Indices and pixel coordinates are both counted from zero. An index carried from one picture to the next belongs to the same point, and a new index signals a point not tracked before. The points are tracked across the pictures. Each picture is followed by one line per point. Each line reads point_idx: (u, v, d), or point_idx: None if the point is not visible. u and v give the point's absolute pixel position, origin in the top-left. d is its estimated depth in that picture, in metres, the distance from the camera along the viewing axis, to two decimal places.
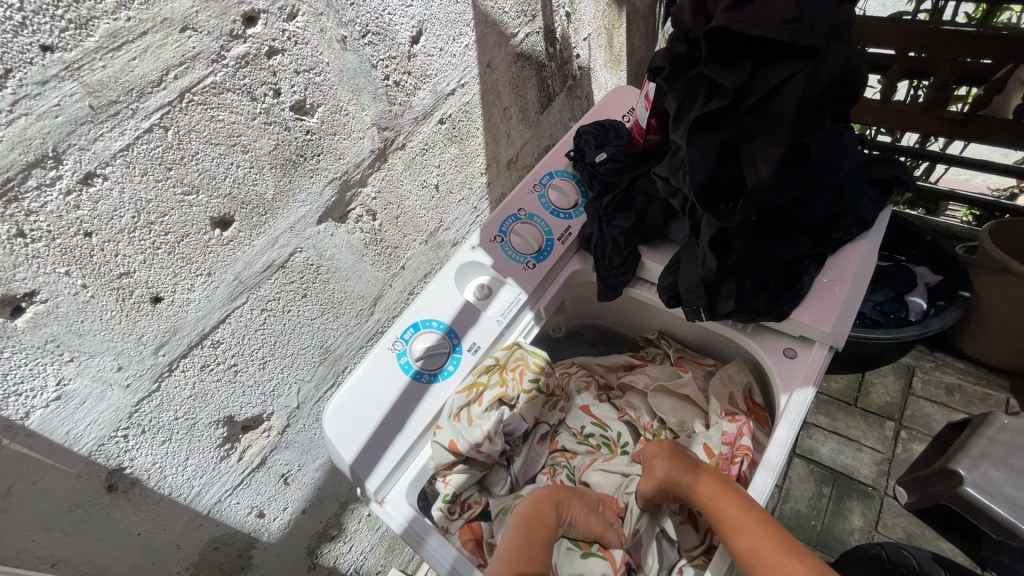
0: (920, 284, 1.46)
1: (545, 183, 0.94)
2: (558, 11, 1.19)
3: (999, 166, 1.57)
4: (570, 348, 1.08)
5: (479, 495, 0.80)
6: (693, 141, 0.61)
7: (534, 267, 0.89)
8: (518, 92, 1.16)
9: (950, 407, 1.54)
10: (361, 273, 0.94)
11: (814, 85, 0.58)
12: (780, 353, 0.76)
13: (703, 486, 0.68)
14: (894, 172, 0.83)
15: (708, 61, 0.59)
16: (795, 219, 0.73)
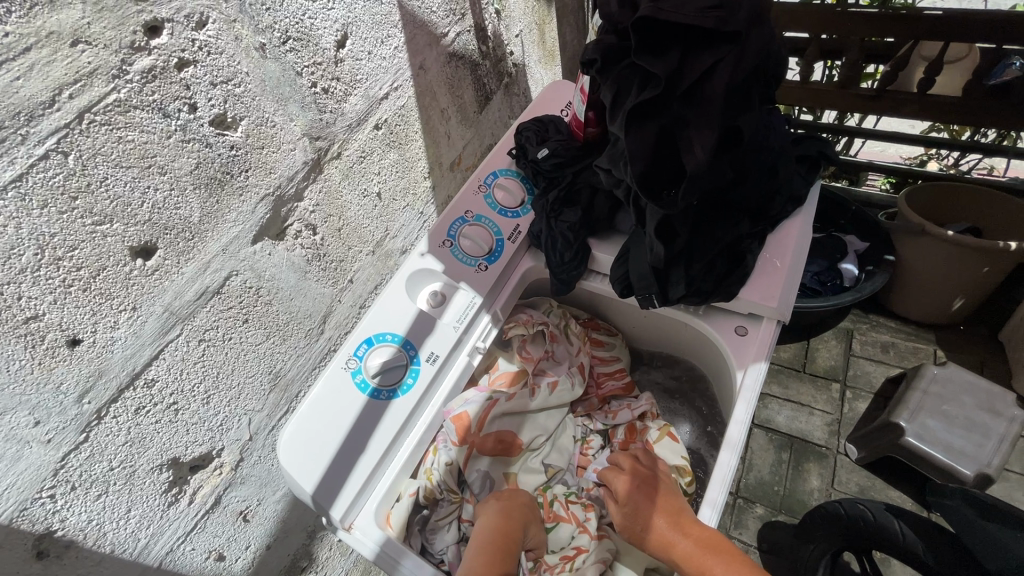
0: (852, 253, 1.62)
1: (489, 184, 0.93)
2: (487, 8, 1.18)
3: (908, 137, 1.70)
4: None
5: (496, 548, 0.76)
6: (631, 132, 0.60)
7: (486, 269, 0.87)
8: (454, 92, 1.14)
9: (889, 363, 1.66)
10: (306, 292, 0.90)
11: (741, 68, 0.59)
12: (731, 331, 0.78)
13: (658, 523, 0.69)
14: (821, 149, 0.86)
15: (639, 50, 0.59)
16: (734, 201, 0.75)
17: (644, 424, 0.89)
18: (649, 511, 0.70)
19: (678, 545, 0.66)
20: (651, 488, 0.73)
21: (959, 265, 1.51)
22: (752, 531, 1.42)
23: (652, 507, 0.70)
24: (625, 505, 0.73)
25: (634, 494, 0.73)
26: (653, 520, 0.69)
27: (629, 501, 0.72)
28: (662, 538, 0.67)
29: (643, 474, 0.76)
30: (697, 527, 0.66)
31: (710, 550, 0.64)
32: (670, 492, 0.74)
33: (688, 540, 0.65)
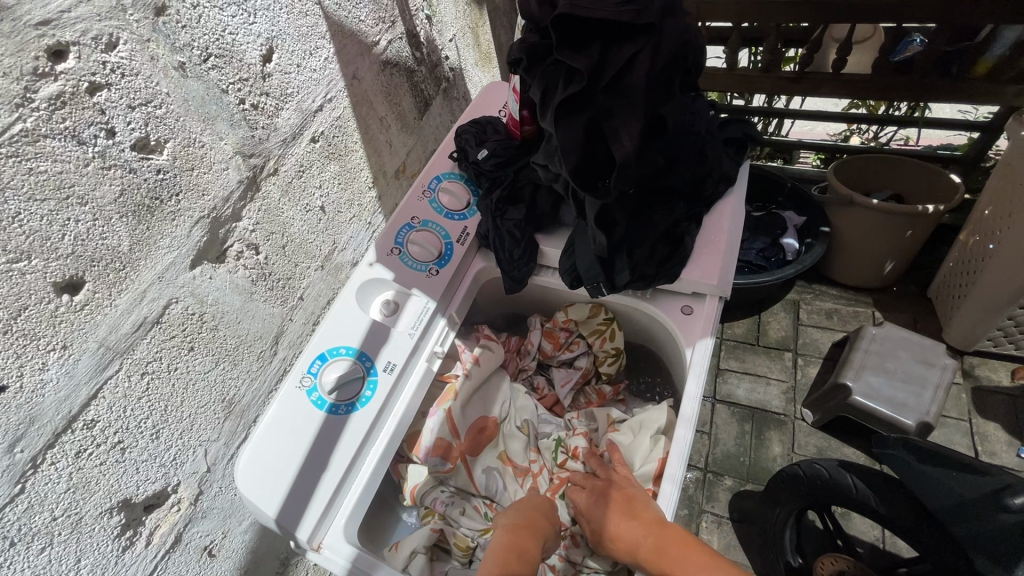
0: (791, 228, 1.76)
1: (433, 188, 0.93)
2: (417, 15, 1.18)
3: (831, 115, 1.81)
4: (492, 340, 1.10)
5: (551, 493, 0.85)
6: (561, 126, 0.62)
7: (438, 273, 0.87)
8: (391, 100, 1.13)
9: (833, 329, 1.76)
10: (253, 313, 0.87)
11: (659, 58, 0.62)
12: (678, 311, 0.81)
13: (615, 528, 0.69)
14: (747, 131, 0.90)
15: (561, 46, 0.61)
16: (668, 186, 0.78)
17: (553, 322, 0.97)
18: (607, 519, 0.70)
19: (642, 547, 0.66)
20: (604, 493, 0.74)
21: (887, 231, 1.63)
22: (723, 502, 1.47)
23: (607, 515, 0.71)
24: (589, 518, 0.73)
25: (592, 507, 0.74)
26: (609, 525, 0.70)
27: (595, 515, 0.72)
28: (626, 543, 0.67)
29: (602, 484, 0.76)
30: (649, 521, 0.67)
31: (667, 544, 0.64)
32: (622, 485, 0.74)
33: (646, 539, 0.66)
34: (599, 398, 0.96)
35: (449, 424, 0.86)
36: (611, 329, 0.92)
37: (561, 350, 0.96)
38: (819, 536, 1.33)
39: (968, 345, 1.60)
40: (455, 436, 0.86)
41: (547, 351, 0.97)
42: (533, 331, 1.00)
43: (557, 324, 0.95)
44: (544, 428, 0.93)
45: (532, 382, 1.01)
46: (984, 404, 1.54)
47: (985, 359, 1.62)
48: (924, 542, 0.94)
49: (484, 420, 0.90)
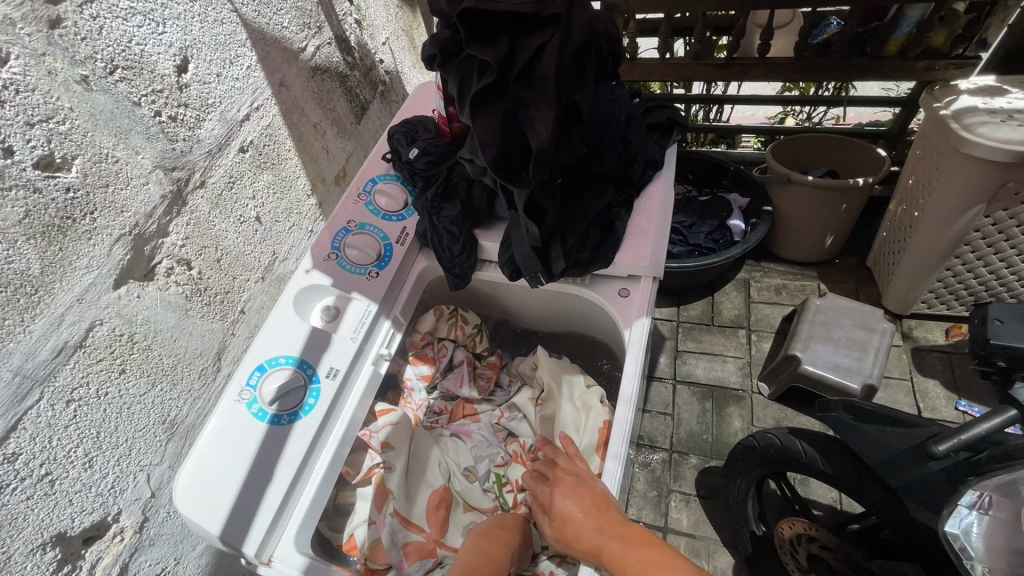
0: (736, 209, 1.84)
1: (369, 191, 0.93)
2: (345, 19, 1.17)
3: (764, 99, 1.88)
4: None
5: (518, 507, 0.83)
6: (477, 119, 0.63)
7: (378, 275, 0.87)
8: (325, 106, 1.12)
9: (782, 303, 1.83)
10: (191, 330, 0.85)
11: (567, 47, 0.63)
12: (615, 295, 0.84)
13: (579, 526, 0.68)
14: (671, 116, 0.93)
15: (471, 41, 0.62)
16: (596, 172, 0.80)
17: (415, 349, 1.00)
18: (572, 516, 0.69)
19: (607, 547, 0.66)
20: (570, 487, 0.72)
21: (823, 206, 1.72)
22: (690, 480, 1.51)
23: (573, 511, 0.69)
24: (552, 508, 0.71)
25: (557, 500, 0.71)
26: (573, 522, 0.68)
27: (560, 508, 0.70)
28: (591, 543, 0.66)
29: (567, 478, 0.73)
30: (614, 523, 0.67)
31: (635, 548, 0.65)
32: (584, 478, 0.73)
33: (613, 541, 0.66)
34: (491, 371, 1.03)
35: (404, 525, 0.79)
36: (459, 315, 1.03)
37: (437, 358, 1.00)
38: (780, 503, 1.39)
39: (904, 309, 1.69)
40: (416, 533, 0.79)
41: (430, 368, 0.99)
42: (401, 369, 0.99)
43: (417, 346, 1.00)
44: (480, 467, 0.88)
45: (435, 409, 0.99)
46: (923, 363, 1.62)
47: (921, 321, 1.71)
48: (867, 496, 0.99)
49: (433, 496, 0.83)
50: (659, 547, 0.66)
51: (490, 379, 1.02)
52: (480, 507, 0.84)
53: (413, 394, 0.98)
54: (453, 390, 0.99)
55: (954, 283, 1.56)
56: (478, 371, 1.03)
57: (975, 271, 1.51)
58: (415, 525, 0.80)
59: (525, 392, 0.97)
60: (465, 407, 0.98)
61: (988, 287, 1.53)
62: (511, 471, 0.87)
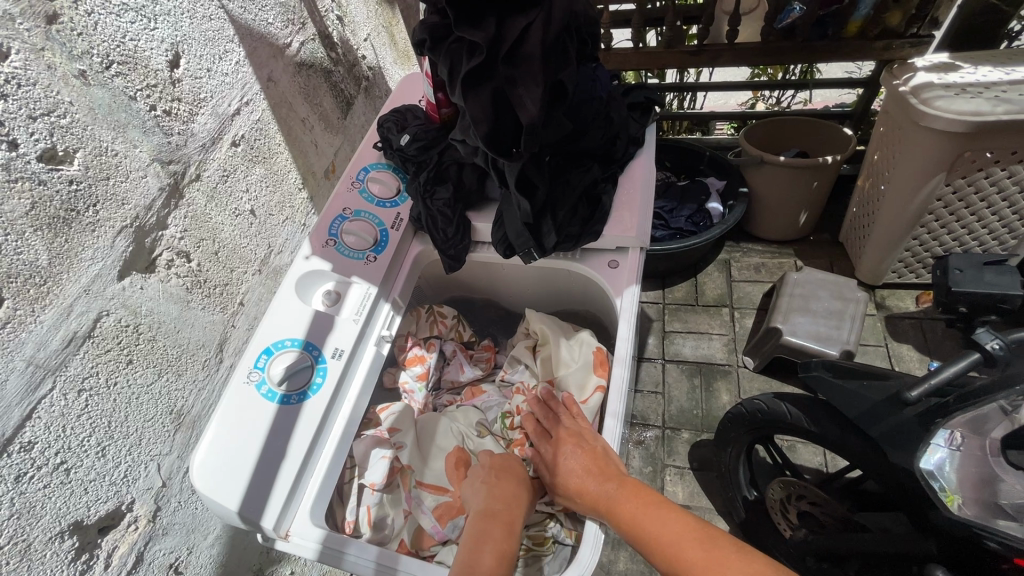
0: (714, 193, 1.91)
1: (362, 179, 0.95)
2: (327, 16, 1.19)
3: (735, 84, 1.95)
4: None
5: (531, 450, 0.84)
6: (469, 98, 0.66)
7: (376, 259, 0.90)
8: (312, 101, 1.14)
9: (762, 281, 1.90)
10: (193, 321, 0.87)
11: (551, 27, 0.67)
12: (605, 266, 0.88)
13: (582, 481, 0.72)
14: (649, 96, 0.98)
15: (460, 23, 0.65)
16: (581, 150, 0.84)
17: (410, 350, 1.00)
18: (575, 471, 0.74)
19: (606, 500, 0.70)
20: (572, 441, 0.76)
21: (796, 184, 1.79)
22: (683, 454, 1.56)
23: (577, 466, 0.74)
24: (557, 466, 0.75)
25: (561, 457, 0.76)
26: (575, 477, 0.73)
27: (563, 466, 0.75)
28: (591, 497, 0.71)
29: (570, 437, 0.77)
30: (613, 475, 0.72)
31: (631, 500, 0.69)
32: (585, 435, 0.77)
33: (611, 492, 0.70)
34: (488, 351, 1.07)
35: (428, 490, 0.81)
36: (436, 311, 1.05)
37: (427, 356, 1.00)
38: (769, 469, 1.44)
39: (876, 280, 1.78)
40: (443, 495, 0.81)
41: (424, 367, 0.99)
42: (398, 371, 0.98)
43: (410, 347, 1.00)
44: (491, 415, 0.93)
45: (444, 403, 1.00)
46: (896, 330, 1.71)
47: (893, 291, 1.79)
48: (848, 450, 1.05)
49: (450, 458, 0.84)
50: (654, 500, 0.69)
51: (487, 358, 1.06)
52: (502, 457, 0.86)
53: (416, 391, 0.97)
54: (454, 379, 1.01)
55: (921, 251, 1.65)
56: (473, 354, 1.05)
57: (939, 238, 1.59)
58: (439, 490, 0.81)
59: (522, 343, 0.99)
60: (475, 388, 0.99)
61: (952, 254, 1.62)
62: (512, 402, 0.90)
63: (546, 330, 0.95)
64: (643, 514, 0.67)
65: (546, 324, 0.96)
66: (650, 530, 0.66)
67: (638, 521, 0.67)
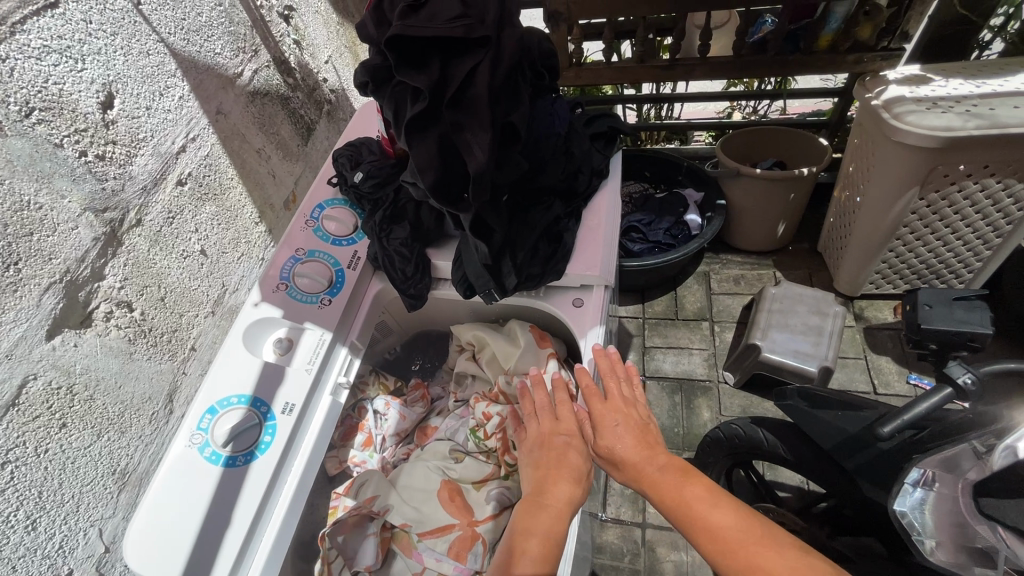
0: (692, 204, 1.90)
1: (317, 217, 0.92)
2: (283, 40, 1.15)
3: (711, 95, 1.93)
4: (414, 356, 1.15)
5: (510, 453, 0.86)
6: (414, 145, 0.63)
7: (331, 302, 0.86)
8: (267, 130, 1.10)
9: (742, 293, 1.89)
10: (137, 373, 0.83)
11: (499, 68, 0.64)
12: (570, 305, 0.85)
13: (633, 456, 0.70)
14: (614, 125, 0.95)
15: (400, 67, 0.61)
16: (540, 187, 0.81)
17: (347, 425, 0.97)
18: (625, 445, 0.71)
19: (658, 478, 0.67)
20: (624, 414, 0.74)
21: (773, 196, 1.78)
22: None
23: (627, 441, 0.71)
24: (607, 437, 0.72)
25: (610, 430, 0.73)
26: (625, 450, 0.70)
27: (611, 439, 0.72)
28: (641, 473, 0.68)
29: (625, 406, 0.76)
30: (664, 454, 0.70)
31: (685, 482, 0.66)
32: (634, 410, 0.76)
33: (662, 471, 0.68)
34: (420, 389, 1.06)
35: (434, 534, 0.83)
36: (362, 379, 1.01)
37: (364, 422, 0.98)
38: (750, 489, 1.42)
39: (854, 291, 1.77)
40: (450, 533, 0.82)
41: (366, 433, 0.97)
42: (339, 446, 0.96)
43: (347, 422, 0.97)
44: (460, 436, 0.95)
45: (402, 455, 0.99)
46: (875, 341, 1.70)
47: (871, 301, 1.79)
48: (824, 478, 1.03)
49: (442, 494, 0.86)
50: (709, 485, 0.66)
51: (421, 395, 1.05)
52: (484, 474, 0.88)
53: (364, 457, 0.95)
54: (400, 429, 0.99)
55: (897, 263, 1.64)
56: (406, 398, 1.03)
57: (914, 250, 1.59)
58: (448, 530, 0.83)
59: (462, 360, 1.02)
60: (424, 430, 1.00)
61: (927, 265, 1.62)
62: (476, 414, 0.91)
63: (480, 334, 0.98)
64: (698, 498, 0.64)
65: (477, 329, 0.99)
66: (703, 517, 0.63)
67: (692, 503, 0.64)
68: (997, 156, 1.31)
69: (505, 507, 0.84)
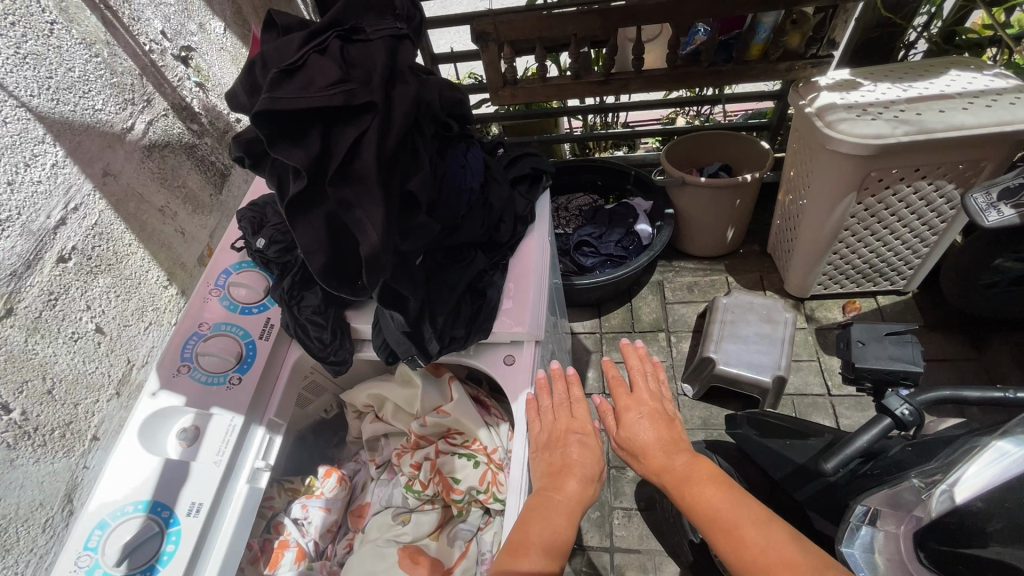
0: (641, 214, 1.88)
1: (223, 284, 0.85)
2: (183, 85, 1.06)
3: (652, 104, 1.91)
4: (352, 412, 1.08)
5: (450, 491, 0.84)
6: (298, 226, 0.57)
7: (241, 380, 0.79)
8: (171, 185, 1.01)
9: (696, 301, 1.89)
10: (23, 481, 0.74)
11: (389, 133, 0.58)
12: (501, 362, 0.80)
13: (656, 448, 0.83)
14: (537, 165, 0.91)
15: (275, 141, 0.54)
16: (457, 243, 0.76)
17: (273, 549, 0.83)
18: (648, 436, 0.85)
19: (670, 469, 0.78)
20: (655, 408, 0.89)
21: (719, 202, 1.77)
22: (630, 494, 1.46)
23: (651, 433, 0.85)
24: (629, 425, 0.87)
25: (636, 421, 0.87)
26: (647, 439, 0.84)
27: (636, 426, 0.86)
28: (658, 462, 0.80)
29: (651, 401, 0.90)
30: (682, 450, 0.81)
31: (700, 477, 0.75)
32: (663, 402, 0.91)
33: (681, 463, 0.78)
34: (335, 476, 0.94)
35: None
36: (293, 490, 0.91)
37: (288, 535, 0.85)
38: None
39: (804, 293, 1.78)
40: None
41: (294, 547, 0.84)
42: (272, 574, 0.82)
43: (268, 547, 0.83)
44: (397, 498, 0.88)
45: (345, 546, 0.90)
46: (826, 342, 1.72)
47: (820, 301, 1.81)
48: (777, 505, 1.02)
49: (403, 560, 0.80)
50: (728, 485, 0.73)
51: (339, 480, 0.94)
52: (433, 525, 0.85)
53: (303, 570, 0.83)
54: (330, 523, 0.90)
55: (842, 265, 1.66)
56: (322, 490, 0.92)
57: (856, 251, 1.61)
58: None
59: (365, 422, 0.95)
60: (356, 512, 0.92)
61: (870, 264, 1.64)
62: (403, 471, 0.88)
63: (375, 392, 0.91)
64: (715, 494, 0.72)
65: (366, 387, 0.92)
66: (714, 508, 0.70)
67: (704, 498, 0.72)
68: (926, 160, 1.33)
69: (470, 539, 0.84)
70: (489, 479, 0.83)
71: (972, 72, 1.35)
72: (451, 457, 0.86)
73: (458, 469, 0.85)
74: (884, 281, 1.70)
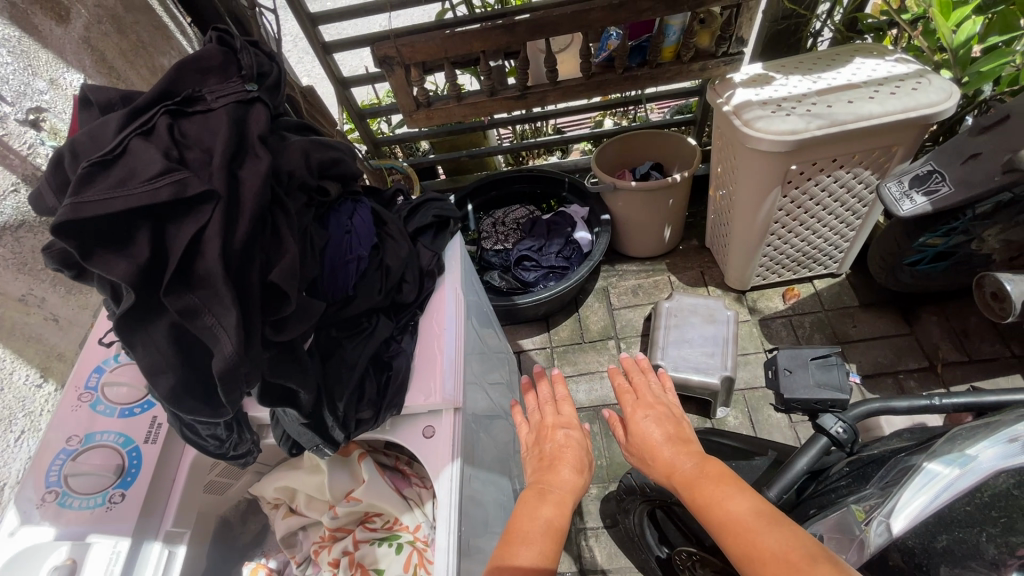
0: (578, 221, 1.85)
1: (93, 386, 0.76)
2: (38, 153, 0.93)
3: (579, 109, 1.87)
4: None
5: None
6: (136, 345, 0.51)
7: (124, 496, 0.70)
8: (35, 268, 0.89)
9: (641, 304, 1.87)
10: None
11: (237, 224, 0.53)
12: (419, 436, 0.73)
13: (665, 449, 0.73)
14: (441, 209, 0.85)
15: (93, 252, 0.48)
16: (351, 315, 0.71)
17: None
18: (657, 436, 0.76)
19: (682, 472, 0.68)
20: (662, 409, 0.80)
21: (653, 204, 1.75)
22: (595, 513, 1.42)
23: (658, 433, 0.76)
24: (635, 427, 0.79)
25: (642, 422, 0.79)
26: (655, 439, 0.75)
27: (642, 428, 0.78)
28: (666, 465, 0.71)
29: (657, 404, 0.82)
30: (692, 450, 0.72)
31: (711, 479, 0.64)
32: (670, 403, 0.83)
33: (690, 464, 0.68)
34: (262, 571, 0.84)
35: None
36: None
37: None
38: None
39: (744, 285, 1.79)
40: None
41: None
42: None
43: None
44: None
45: None
46: (770, 332, 1.73)
47: (761, 291, 1.82)
48: None
49: None
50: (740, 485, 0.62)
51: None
52: None
53: None
54: None
55: (777, 255, 1.67)
56: None
57: (789, 241, 1.62)
58: None
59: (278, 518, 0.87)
60: None
61: (803, 252, 1.66)
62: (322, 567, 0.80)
63: (285, 483, 0.84)
64: (730, 496, 0.61)
65: (275, 479, 0.85)
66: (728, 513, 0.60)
67: (719, 503, 0.61)
68: (841, 150, 1.34)
69: None
70: (415, 561, 0.78)
71: (875, 58, 1.37)
72: (371, 545, 0.80)
73: (381, 558, 0.78)
74: (819, 266, 1.73)
